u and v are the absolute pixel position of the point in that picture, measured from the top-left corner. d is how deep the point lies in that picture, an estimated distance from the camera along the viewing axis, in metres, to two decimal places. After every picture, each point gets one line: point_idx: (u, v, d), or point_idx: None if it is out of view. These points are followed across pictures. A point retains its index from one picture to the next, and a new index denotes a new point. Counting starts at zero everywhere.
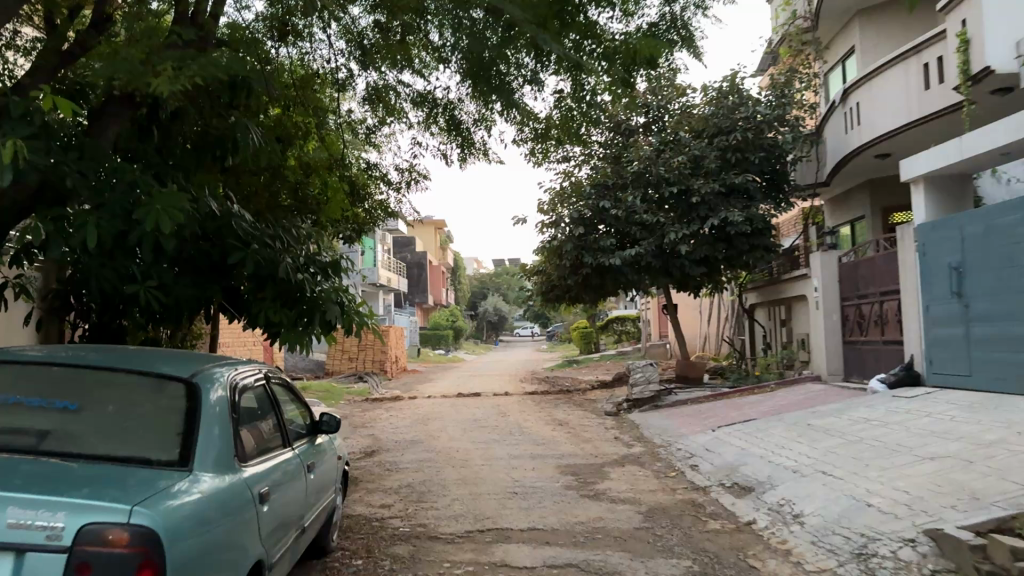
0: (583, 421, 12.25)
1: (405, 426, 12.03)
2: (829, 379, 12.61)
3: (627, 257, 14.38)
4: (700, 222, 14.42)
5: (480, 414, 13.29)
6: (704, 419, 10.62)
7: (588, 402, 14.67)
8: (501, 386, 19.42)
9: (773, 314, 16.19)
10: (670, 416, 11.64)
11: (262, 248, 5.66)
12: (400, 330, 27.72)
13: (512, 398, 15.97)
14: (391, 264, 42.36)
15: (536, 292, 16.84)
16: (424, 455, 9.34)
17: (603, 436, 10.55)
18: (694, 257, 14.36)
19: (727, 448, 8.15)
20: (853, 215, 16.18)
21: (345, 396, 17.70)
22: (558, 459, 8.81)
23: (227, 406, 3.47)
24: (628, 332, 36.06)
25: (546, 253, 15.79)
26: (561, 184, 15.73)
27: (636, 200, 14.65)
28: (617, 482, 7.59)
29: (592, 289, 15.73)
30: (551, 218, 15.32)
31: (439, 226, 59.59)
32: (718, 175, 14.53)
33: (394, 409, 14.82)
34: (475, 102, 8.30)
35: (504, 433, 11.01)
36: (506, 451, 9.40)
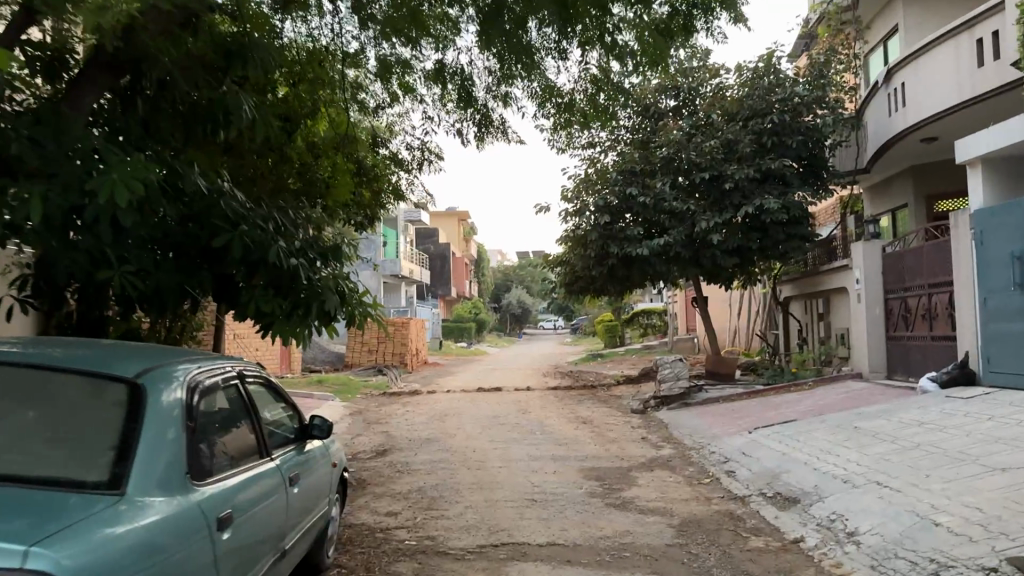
0: (608, 418, 11.63)
1: (421, 423, 11.48)
2: (871, 377, 11.86)
3: (656, 247, 13.67)
4: (733, 209, 13.70)
5: (500, 410, 12.70)
6: (738, 419, 9.94)
7: (614, 399, 14.02)
8: (524, 380, 18.82)
9: (809, 307, 15.41)
10: (701, 414, 10.98)
11: (253, 230, 5.11)
12: (421, 322, 27.27)
13: (534, 393, 15.36)
14: (414, 256, 41.92)
15: (560, 283, 16.19)
16: (438, 455, 8.75)
17: (630, 436, 9.90)
18: (727, 247, 13.66)
19: (766, 452, 7.47)
20: (894, 203, 15.35)
21: (363, 389, 17.21)
22: (582, 462, 8.18)
23: (182, 412, 2.89)
24: (655, 325, 35.32)
25: (570, 242, 15.12)
26: (586, 171, 15.05)
27: (666, 187, 13.93)
28: (645, 488, 6.96)
29: (618, 281, 15.06)
30: (576, 206, 14.64)
31: (463, 217, 59.09)
32: (752, 160, 13.79)
33: (412, 404, 14.28)
34: (493, 76, 7.68)
35: (525, 432, 10.41)
36: (526, 452, 8.80)
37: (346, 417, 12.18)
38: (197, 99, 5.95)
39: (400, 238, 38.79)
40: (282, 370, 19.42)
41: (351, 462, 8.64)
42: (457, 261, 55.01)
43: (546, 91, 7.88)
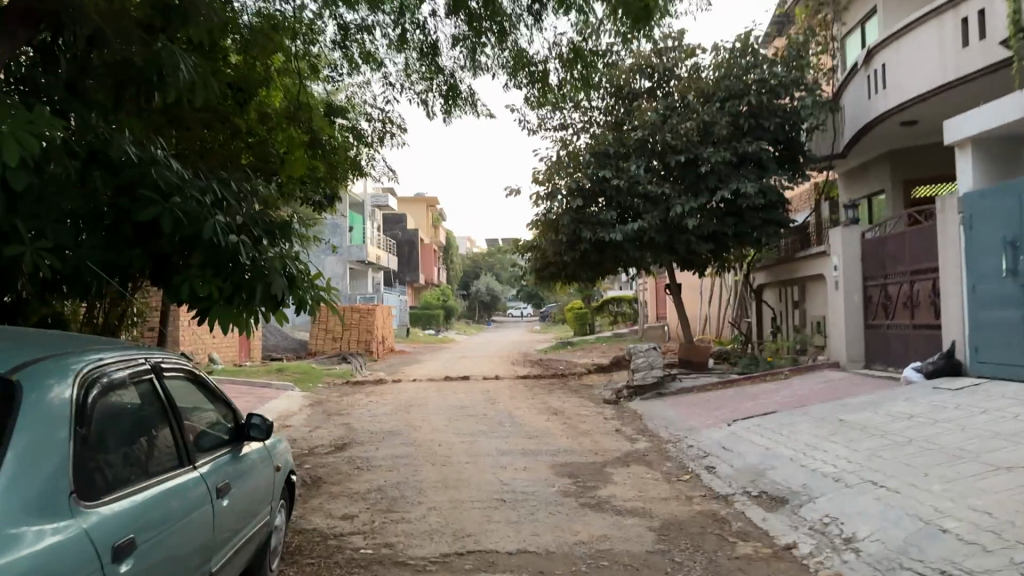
0: (580, 409, 11.18)
1: (384, 414, 10.91)
2: (849, 367, 11.58)
3: (630, 231, 13.20)
4: (709, 193, 13.30)
5: (467, 401, 12.19)
6: (715, 411, 9.54)
7: (586, 388, 13.59)
8: (492, 369, 18.32)
9: (783, 295, 15.10)
10: (676, 405, 10.56)
11: (187, 202, 4.56)
12: (388, 309, 26.65)
13: (503, 383, 14.87)
14: (381, 242, 41.15)
15: (529, 269, 15.68)
16: (400, 450, 8.22)
17: (603, 428, 9.46)
18: (703, 232, 13.25)
19: (748, 447, 7.06)
20: (871, 189, 15.09)
21: (325, 378, 16.56)
22: (553, 457, 7.70)
23: (72, 414, 2.35)
24: (625, 313, 35.05)
25: (541, 227, 14.59)
26: (558, 153, 14.53)
27: (641, 170, 13.46)
28: (621, 486, 6.49)
29: (590, 267, 14.58)
30: (547, 189, 14.11)
31: (432, 202, 58.35)
32: (728, 143, 13.38)
33: (376, 393, 13.70)
34: (462, 43, 7.14)
35: (493, 424, 9.92)
36: (494, 446, 8.29)
37: (305, 407, 11.58)
38: (130, 57, 5.33)
39: (367, 223, 38.04)
40: (241, 358, 18.68)
41: (306, 457, 8.07)
42: (426, 247, 54.32)
43: (519, 61, 7.37)
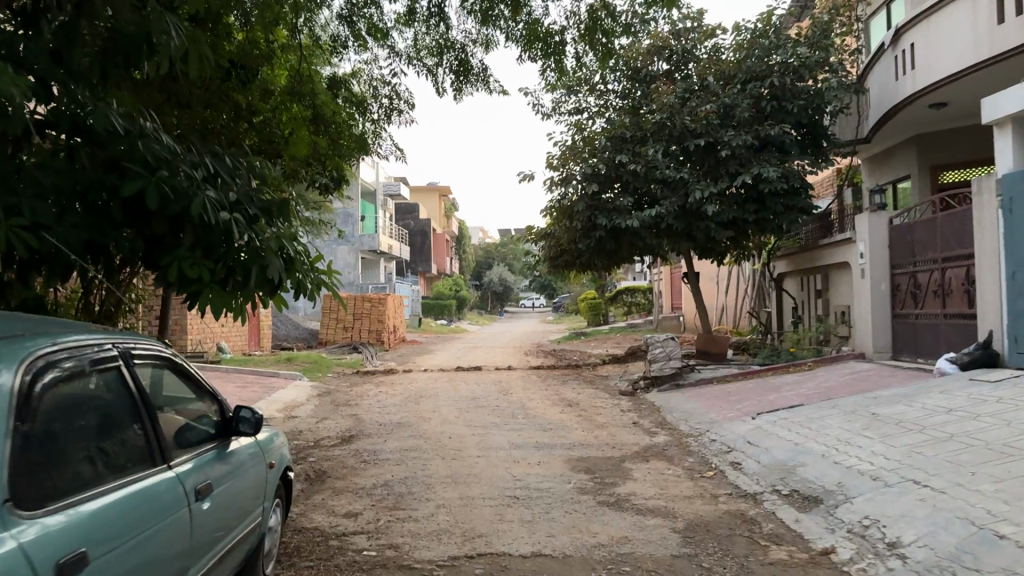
0: (595, 401, 10.81)
1: (393, 406, 10.59)
2: (876, 358, 11.17)
3: (647, 218, 12.78)
4: (729, 178, 12.88)
5: (479, 392, 11.85)
6: (737, 404, 9.15)
7: (600, 380, 13.23)
8: (505, 360, 17.97)
9: (805, 284, 14.65)
10: (695, 397, 10.18)
11: (175, 176, 4.22)
12: (400, 299, 26.36)
13: (516, 374, 14.52)
14: (393, 231, 40.83)
15: (543, 257, 15.29)
16: (409, 443, 7.89)
17: (619, 421, 9.09)
18: (723, 219, 12.82)
19: (776, 442, 6.68)
20: (896, 175, 14.60)
21: (334, 368, 16.27)
22: (568, 452, 7.34)
23: (10, 406, 2.00)
24: (639, 304, 34.59)
25: (555, 214, 14.18)
26: (572, 138, 14.10)
27: (658, 154, 13.02)
28: (641, 482, 6.12)
29: (605, 255, 14.17)
30: (561, 175, 13.69)
31: (444, 192, 58.00)
32: (749, 126, 12.93)
33: (385, 384, 13.39)
34: (473, 14, 6.77)
35: (505, 416, 9.57)
36: (506, 439, 7.94)
37: (312, 398, 11.28)
38: (118, 24, 4.98)
39: (378, 212, 37.74)
40: (250, 348, 18.42)
41: (311, 450, 7.75)
42: (438, 237, 54.00)
43: (533, 33, 6.99)
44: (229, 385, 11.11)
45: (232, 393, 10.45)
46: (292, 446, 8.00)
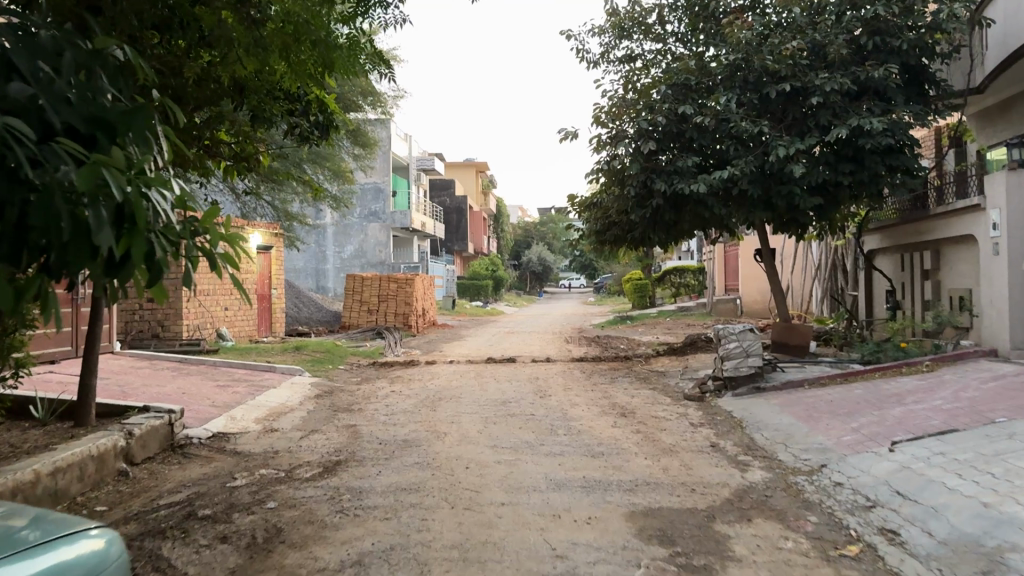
0: (655, 409, 8.62)
1: (402, 413, 8.53)
2: (1013, 356, 8.86)
3: (717, 181, 10.41)
4: (819, 133, 10.51)
5: (511, 393, 9.74)
6: (850, 425, 6.90)
7: (657, 377, 11.02)
8: (542, 349, 15.83)
9: (905, 265, 12.20)
10: (788, 409, 7.92)
11: None
12: (431, 280, 24.38)
13: (556, 368, 12.36)
14: (426, 208, 38.74)
15: (586, 233, 13.00)
16: (411, 476, 5.81)
17: (691, 442, 6.92)
18: (811, 182, 10.45)
19: (948, 499, 4.52)
20: (1017, 131, 12.02)
21: (348, 358, 14.30)
22: (630, 497, 5.19)
23: None
24: (688, 284, 32.04)
25: (604, 178, 11.88)
26: (624, 89, 11.79)
27: (731, 103, 10.65)
28: (749, 567, 3.93)
29: (662, 230, 11.80)
30: (611, 132, 11.39)
31: (482, 168, 55.73)
32: (845, 68, 10.56)
33: (401, 381, 11.34)
34: None
35: (542, 431, 7.44)
36: (542, 474, 5.81)
37: (308, 398, 9.28)
38: None
39: (411, 188, 35.73)
40: (260, 334, 16.55)
41: (279, 487, 5.70)
42: (475, 214, 51.93)
43: None
44: (208, 384, 9.15)
45: (206, 396, 8.47)
46: (256, 478, 5.97)
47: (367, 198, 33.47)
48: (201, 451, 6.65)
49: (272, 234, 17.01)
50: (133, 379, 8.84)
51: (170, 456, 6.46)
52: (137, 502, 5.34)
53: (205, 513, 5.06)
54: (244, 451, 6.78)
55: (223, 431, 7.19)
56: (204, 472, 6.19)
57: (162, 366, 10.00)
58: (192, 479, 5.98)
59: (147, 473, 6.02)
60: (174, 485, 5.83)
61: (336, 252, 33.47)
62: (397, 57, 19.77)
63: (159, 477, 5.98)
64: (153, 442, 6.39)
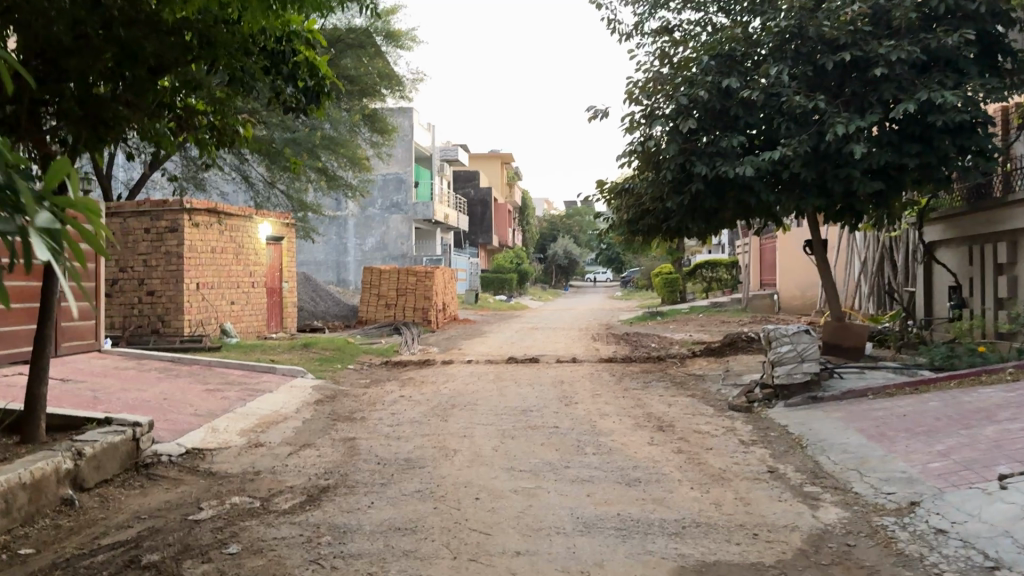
0: (697, 420, 7.56)
1: (409, 423, 7.54)
2: None
3: (766, 163, 9.32)
4: (882, 110, 9.34)
5: (533, 400, 8.69)
6: (935, 447, 5.78)
7: (695, 382, 9.94)
8: (567, 347, 14.79)
9: (973, 259, 10.97)
10: (855, 426, 6.80)
11: None
12: (453, 273, 23.41)
13: (584, 370, 11.30)
14: (450, 201, 37.77)
15: (616, 223, 11.87)
16: (411, 509, 4.82)
17: (745, 467, 5.83)
18: (872, 164, 9.30)
19: None
20: None
21: (361, 356, 13.36)
22: (678, 546, 4.14)
23: None
24: (720, 279, 30.73)
25: (637, 162, 10.79)
26: (661, 62, 10.67)
27: (783, 75, 9.52)
28: None
29: (703, 219, 10.65)
30: (646, 109, 10.31)
31: (507, 159, 54.67)
32: (912, 36, 9.36)
33: (412, 383, 10.36)
34: None
35: (567, 449, 6.40)
36: (566, 509, 4.77)
37: (307, 404, 8.33)
38: None
39: (434, 179, 34.76)
40: (269, 330, 15.68)
41: (249, 520, 4.73)
42: (500, 206, 50.88)
43: None
44: (196, 388, 8.22)
45: (189, 402, 7.54)
46: (225, 509, 4.99)
47: (389, 189, 32.62)
48: (169, 472, 5.71)
49: (283, 224, 16.15)
50: (112, 383, 7.93)
51: (131, 478, 5.51)
52: (74, 541, 4.39)
53: (150, 560, 4.09)
54: (220, 471, 5.81)
55: (200, 447, 6.23)
56: (167, 499, 5.22)
57: (150, 367, 9.10)
58: (150, 509, 5.02)
59: (98, 501, 5.07)
60: (126, 516, 4.85)
61: (358, 243, 32.61)
62: (415, 37, 18.84)
63: (111, 506, 5.03)
64: (110, 462, 5.46)
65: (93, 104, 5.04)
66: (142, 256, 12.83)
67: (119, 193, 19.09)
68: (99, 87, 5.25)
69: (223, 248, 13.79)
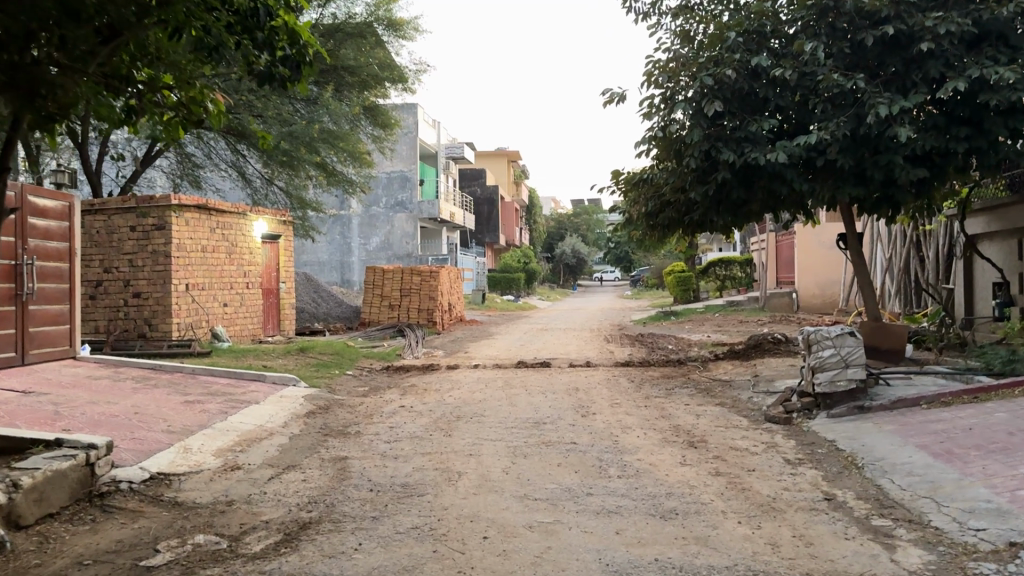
0: (731, 433, 6.74)
1: (408, 438, 6.73)
2: None
3: (800, 148, 8.47)
4: (927, 88, 8.48)
5: (546, 411, 7.89)
6: (1020, 471, 4.93)
7: (722, 388, 9.13)
8: (580, 350, 13.97)
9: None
10: (914, 441, 5.97)
11: None
12: (459, 272, 22.61)
13: (599, 375, 10.46)
14: (456, 199, 36.99)
15: (633, 218, 11.05)
16: (406, 552, 4.02)
17: (796, 494, 5.01)
18: (917, 150, 8.43)
19: None
20: None
21: (361, 361, 12.58)
22: None
23: None
24: (734, 277, 29.86)
25: (657, 151, 9.98)
26: (682, 42, 9.84)
27: (819, 53, 8.69)
28: None
29: (728, 212, 9.81)
30: (668, 93, 9.49)
31: (513, 157, 53.83)
32: (962, 7, 8.50)
33: (414, 390, 9.55)
34: None
35: (587, 470, 5.58)
36: (592, 553, 3.95)
37: (297, 416, 7.52)
38: None
39: (440, 176, 33.94)
40: (265, 334, 14.91)
41: (211, 567, 3.94)
42: (507, 204, 50.06)
43: None
44: (173, 400, 7.43)
45: (163, 417, 6.76)
46: (185, 552, 4.19)
47: (393, 186, 31.86)
48: (128, 503, 4.92)
49: (280, 222, 15.39)
50: (79, 395, 7.15)
51: (83, 511, 4.72)
52: None
53: None
54: (187, 501, 5.02)
55: (168, 471, 5.44)
56: (120, 538, 4.42)
57: (127, 376, 8.33)
58: (98, 551, 4.22)
59: (36, 542, 4.29)
60: (67, 562, 4.05)
61: (362, 243, 31.81)
62: (418, 27, 18.02)
63: (51, 548, 4.23)
64: (57, 493, 4.68)
65: (24, 70, 4.17)
66: (128, 256, 12.10)
67: (111, 190, 18.39)
68: (39, 55, 4.45)
69: (214, 247, 13.02)
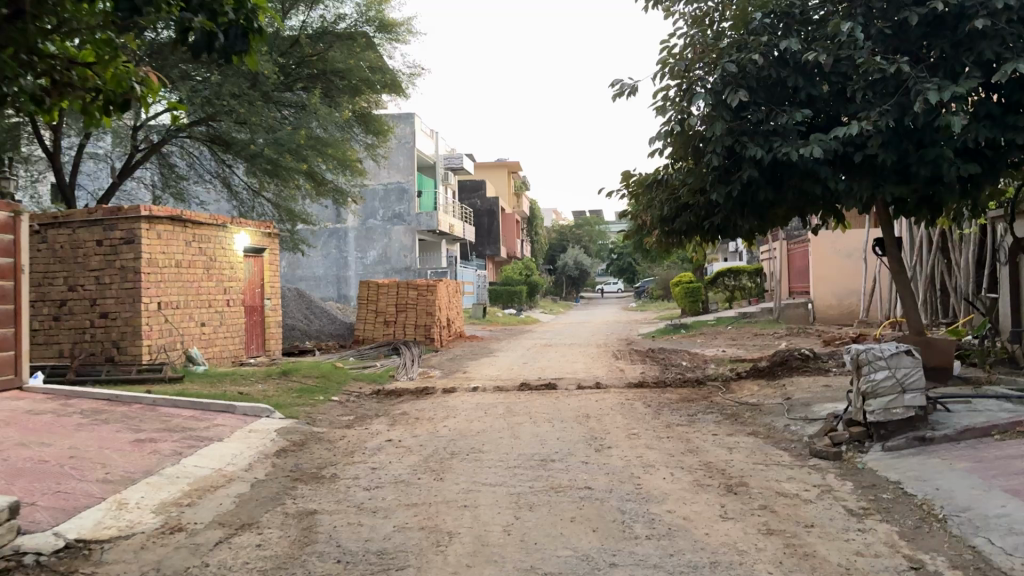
0: (774, 473, 5.68)
1: (391, 483, 5.69)
2: None
3: (836, 142, 7.45)
4: (981, 72, 7.43)
5: (554, 445, 6.84)
6: None
7: (752, 413, 8.07)
8: (589, 369, 12.90)
9: None
10: (1001, 484, 4.92)
11: None
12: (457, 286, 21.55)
13: (611, 399, 9.40)
14: (456, 211, 35.99)
15: (645, 224, 10.04)
16: None
17: (874, 562, 3.96)
18: (969, 142, 7.37)
19: None
20: None
21: (349, 383, 11.52)
22: None
23: None
24: (744, 287, 28.77)
25: (672, 149, 8.97)
26: (700, 29, 8.86)
27: (856, 34, 7.70)
28: None
29: (752, 215, 8.78)
30: (684, 83, 8.51)
31: (513, 168, 52.91)
32: None
33: (404, 420, 8.50)
34: None
35: (607, 528, 4.54)
36: None
37: (265, 457, 6.46)
38: None
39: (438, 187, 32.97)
40: (248, 354, 13.87)
41: None
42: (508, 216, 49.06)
43: None
44: (121, 439, 6.39)
45: (103, 461, 5.72)
46: None
47: (391, 198, 30.90)
48: None
49: (264, 235, 14.37)
50: (8, 436, 6.10)
51: None
52: None
53: None
54: None
55: (91, 537, 4.41)
56: None
57: (75, 410, 7.29)
58: None
59: None
60: None
61: (358, 257, 30.80)
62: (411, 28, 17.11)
63: None
64: None
65: None
66: (95, 273, 11.13)
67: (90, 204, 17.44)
68: None
69: (189, 262, 12.01)
